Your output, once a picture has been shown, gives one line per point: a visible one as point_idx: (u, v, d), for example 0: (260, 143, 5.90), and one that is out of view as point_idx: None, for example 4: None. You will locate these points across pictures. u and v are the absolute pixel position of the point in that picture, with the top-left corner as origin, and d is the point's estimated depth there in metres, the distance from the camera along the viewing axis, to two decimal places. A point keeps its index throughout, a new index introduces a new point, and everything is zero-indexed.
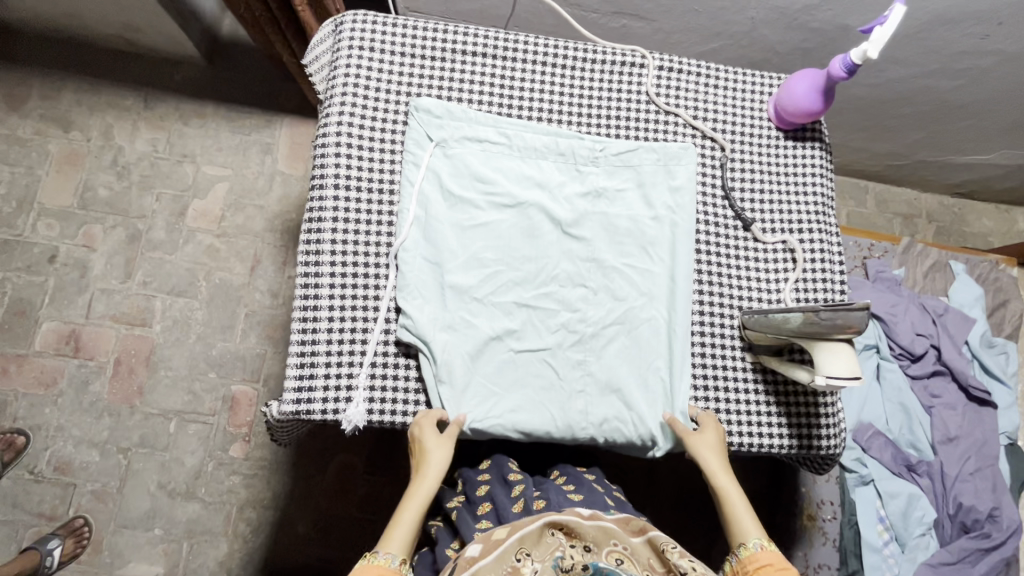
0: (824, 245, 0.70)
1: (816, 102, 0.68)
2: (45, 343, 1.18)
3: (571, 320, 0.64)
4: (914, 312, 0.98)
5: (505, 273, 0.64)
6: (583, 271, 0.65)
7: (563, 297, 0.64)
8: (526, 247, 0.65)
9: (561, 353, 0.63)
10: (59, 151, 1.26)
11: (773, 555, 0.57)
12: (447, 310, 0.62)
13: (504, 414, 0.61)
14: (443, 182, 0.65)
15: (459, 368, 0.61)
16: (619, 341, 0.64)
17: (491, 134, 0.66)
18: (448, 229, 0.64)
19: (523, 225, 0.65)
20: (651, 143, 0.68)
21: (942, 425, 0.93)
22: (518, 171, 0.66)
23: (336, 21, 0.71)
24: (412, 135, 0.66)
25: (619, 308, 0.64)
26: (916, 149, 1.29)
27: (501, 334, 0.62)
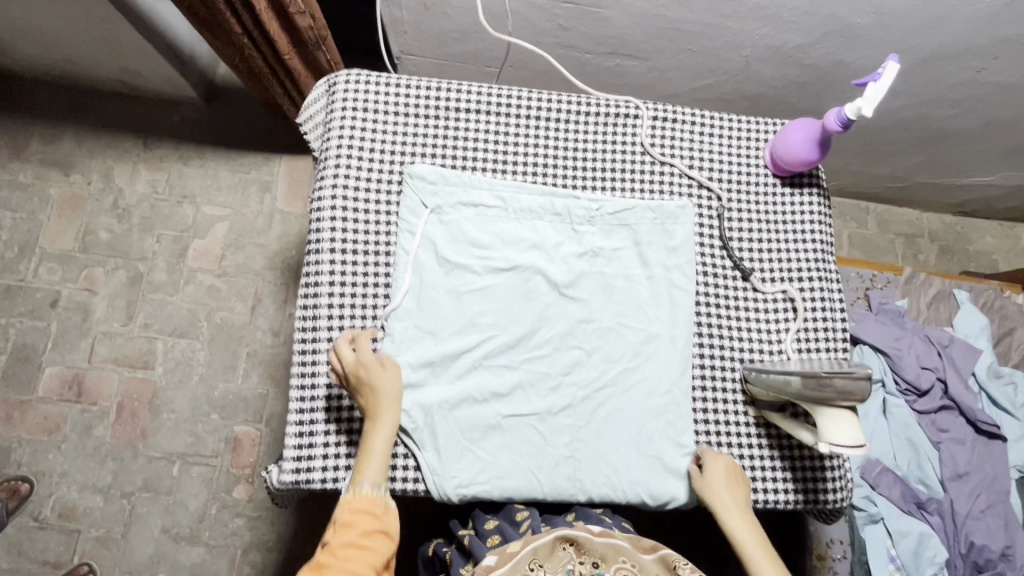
0: (825, 294, 0.69)
1: (813, 152, 0.67)
2: (49, 388, 1.19)
3: (568, 383, 0.65)
4: (919, 345, 0.97)
5: (501, 337, 0.64)
6: (579, 333, 0.66)
7: (560, 359, 0.65)
8: (522, 310, 0.65)
9: (558, 416, 0.64)
10: (60, 195, 1.27)
11: None
12: (443, 377, 0.63)
13: (491, 480, 0.62)
14: (439, 250, 0.66)
15: (452, 434, 0.62)
16: (615, 403, 0.65)
17: (486, 197, 0.67)
18: (444, 296, 0.65)
19: (519, 288, 0.66)
20: (647, 201, 0.68)
21: (951, 461, 0.92)
22: (513, 233, 0.67)
23: (329, 80, 0.71)
24: (406, 203, 0.67)
25: (614, 369, 0.65)
26: (916, 172, 1.28)
27: (494, 399, 0.63)
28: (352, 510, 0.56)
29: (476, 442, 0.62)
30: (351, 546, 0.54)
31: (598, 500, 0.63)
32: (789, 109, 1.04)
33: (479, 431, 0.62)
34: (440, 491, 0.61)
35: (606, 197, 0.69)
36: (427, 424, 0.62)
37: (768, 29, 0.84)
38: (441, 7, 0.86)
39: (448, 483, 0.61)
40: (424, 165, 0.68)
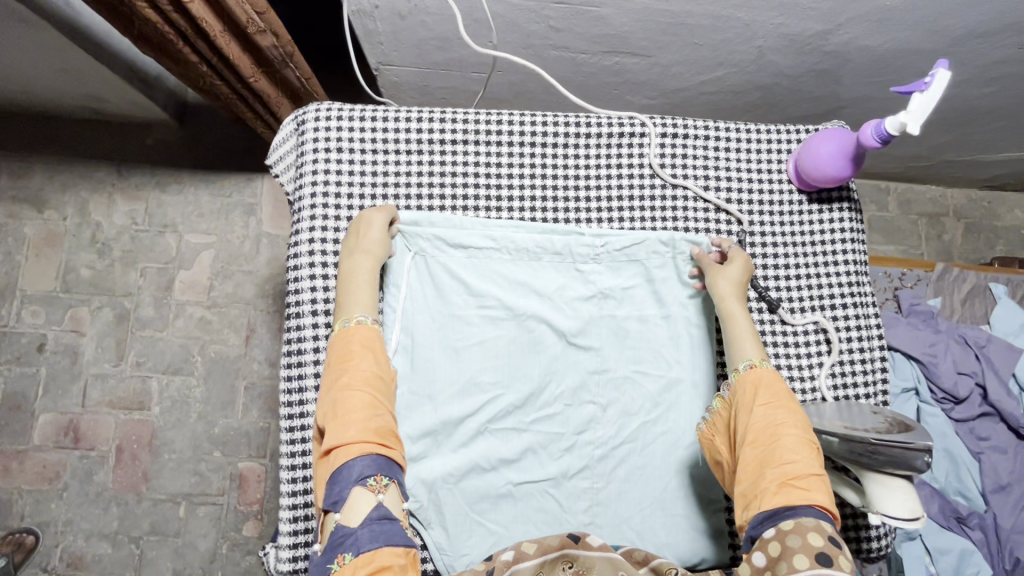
0: (860, 323, 0.63)
1: (843, 168, 0.60)
2: (44, 435, 1.15)
3: (581, 443, 0.59)
4: (955, 349, 0.91)
5: (504, 397, 0.59)
6: (592, 386, 0.60)
7: (571, 417, 0.59)
8: (526, 364, 0.60)
9: (573, 480, 0.59)
10: (36, 232, 1.20)
11: (766, 373, 0.52)
12: (440, 442, 0.58)
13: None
14: (428, 300, 0.60)
15: (460, 508, 0.57)
16: (633, 462, 0.59)
17: (478, 240, 0.61)
18: (440, 353, 0.59)
19: (522, 339, 0.60)
20: (660, 233, 0.61)
21: (993, 471, 0.87)
22: (511, 278, 0.61)
23: (298, 118, 0.64)
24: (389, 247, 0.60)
25: (631, 423, 0.59)
26: (942, 151, 1.19)
27: (501, 466, 0.58)
28: (358, 345, 0.52)
29: (484, 514, 0.57)
30: (362, 380, 0.50)
31: None
32: (806, 98, 0.95)
33: (486, 503, 0.57)
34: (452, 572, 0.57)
35: (613, 230, 0.62)
36: (433, 500, 0.57)
37: (784, 18, 0.75)
38: (418, 15, 0.77)
39: (460, 561, 0.57)
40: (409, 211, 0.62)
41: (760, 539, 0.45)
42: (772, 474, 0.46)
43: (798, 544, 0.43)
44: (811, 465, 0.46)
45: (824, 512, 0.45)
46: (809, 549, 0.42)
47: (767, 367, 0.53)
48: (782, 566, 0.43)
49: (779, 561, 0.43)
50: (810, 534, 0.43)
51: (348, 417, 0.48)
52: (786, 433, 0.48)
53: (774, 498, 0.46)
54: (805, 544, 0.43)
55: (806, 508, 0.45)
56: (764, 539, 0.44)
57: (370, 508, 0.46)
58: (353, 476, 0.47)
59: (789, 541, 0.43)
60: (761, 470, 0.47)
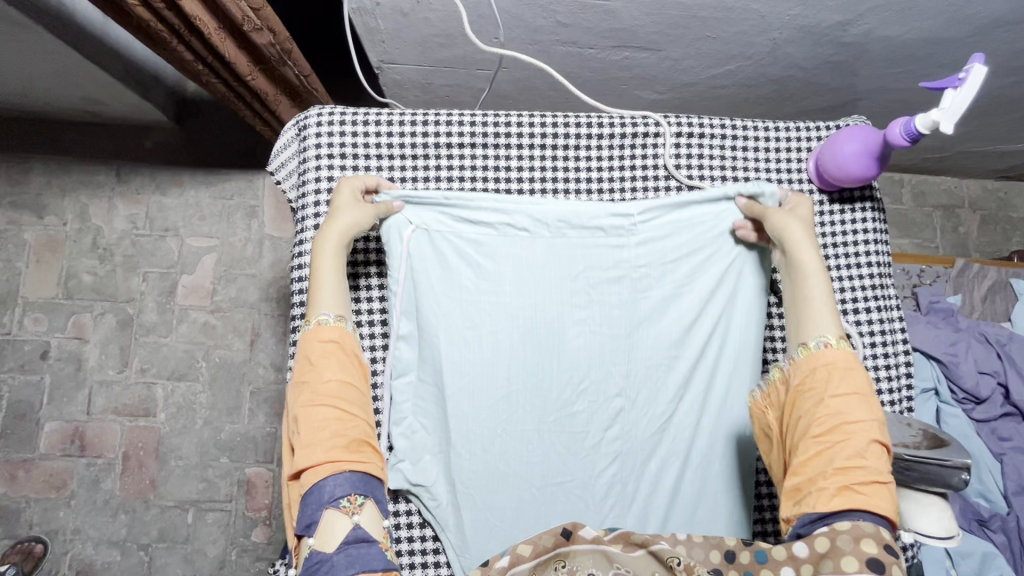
0: (884, 327, 0.61)
1: (869, 167, 0.57)
2: (50, 444, 1.14)
3: (608, 440, 0.57)
4: (976, 348, 0.88)
5: (514, 389, 0.57)
6: (618, 378, 0.58)
7: (595, 407, 0.58)
8: (545, 361, 0.58)
9: (599, 478, 0.57)
10: (35, 239, 1.19)
11: (841, 355, 0.47)
12: (452, 445, 0.57)
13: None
14: (432, 286, 0.58)
15: (476, 508, 0.56)
16: (663, 451, 0.57)
17: (490, 215, 0.58)
18: (447, 343, 0.58)
19: (540, 332, 0.58)
20: (695, 199, 0.58)
21: (1016, 473, 0.85)
22: (522, 263, 0.58)
23: (299, 122, 0.62)
24: (387, 227, 0.58)
25: (662, 415, 0.57)
26: (959, 142, 1.15)
27: (515, 464, 0.57)
28: (323, 353, 0.50)
29: (496, 515, 0.56)
30: (334, 392, 0.48)
31: None
32: (820, 91, 0.92)
33: (500, 503, 0.56)
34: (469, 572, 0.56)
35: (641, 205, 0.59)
36: (450, 498, 0.57)
37: (800, 9, 0.72)
38: (421, 11, 0.74)
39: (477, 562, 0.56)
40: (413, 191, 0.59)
41: (807, 535, 0.43)
42: (835, 472, 0.43)
43: (849, 547, 0.40)
44: (878, 470, 0.43)
45: (881, 518, 0.43)
46: (860, 553, 0.40)
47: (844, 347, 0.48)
48: (827, 565, 0.41)
49: (824, 559, 0.41)
50: (865, 540, 0.40)
51: (319, 431, 0.47)
52: (855, 430, 0.44)
53: (831, 497, 0.43)
54: (856, 549, 0.40)
55: (862, 512, 0.42)
56: (813, 535, 0.42)
57: (347, 531, 0.45)
58: (325, 498, 0.46)
59: (838, 541, 0.41)
60: (821, 465, 0.44)
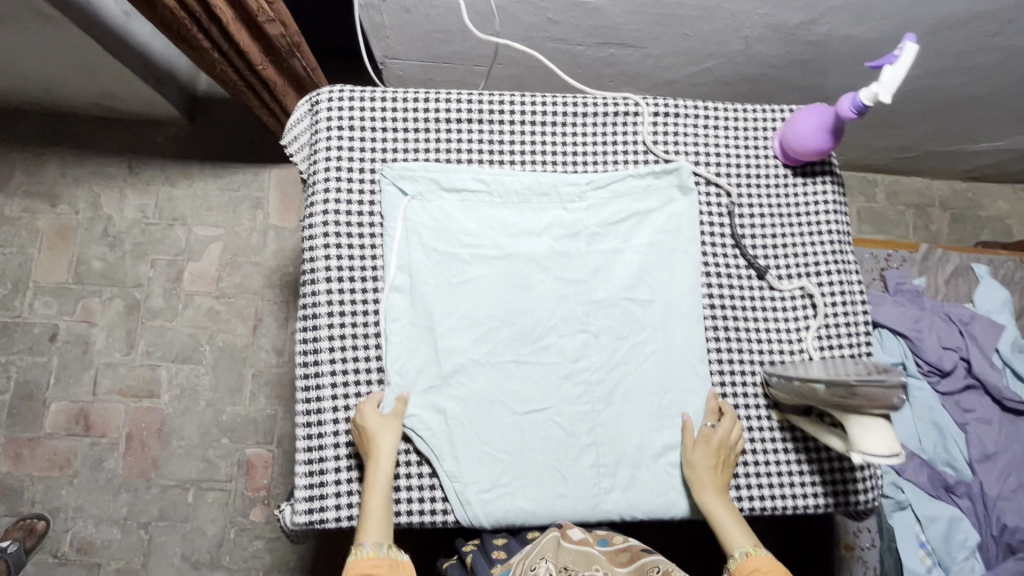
0: (844, 287, 0.66)
1: (824, 141, 0.64)
2: (55, 423, 1.17)
3: (577, 370, 0.63)
4: (939, 325, 0.94)
5: (500, 330, 0.63)
6: (583, 315, 0.64)
7: (565, 346, 0.63)
8: (519, 300, 0.63)
9: (574, 405, 0.62)
10: (48, 226, 1.24)
11: (762, 560, 0.58)
12: (444, 377, 0.61)
13: (512, 482, 0.60)
14: (425, 240, 0.64)
15: (469, 440, 0.60)
16: (627, 384, 0.63)
17: (470, 181, 0.65)
18: (438, 291, 0.63)
19: (514, 276, 0.64)
20: (638, 169, 0.67)
21: (978, 442, 0.90)
22: (501, 219, 0.65)
23: (312, 99, 0.68)
24: (385, 195, 0.65)
25: (622, 347, 0.64)
26: (925, 142, 1.23)
27: (502, 399, 0.61)
28: (354, 572, 0.56)
29: (485, 444, 0.60)
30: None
31: (622, 514, 0.61)
32: (792, 88, 1.00)
33: (489, 434, 0.61)
34: (463, 499, 0.60)
35: (595, 172, 0.67)
36: (444, 432, 0.61)
37: (768, 8, 0.80)
38: (423, 9, 0.82)
39: (470, 489, 0.60)
40: (408, 161, 0.66)
41: None
42: None
43: None
44: None
45: None
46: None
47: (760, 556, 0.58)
48: None
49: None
50: None
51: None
52: None
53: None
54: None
55: None
56: None
57: None
58: None
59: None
60: None
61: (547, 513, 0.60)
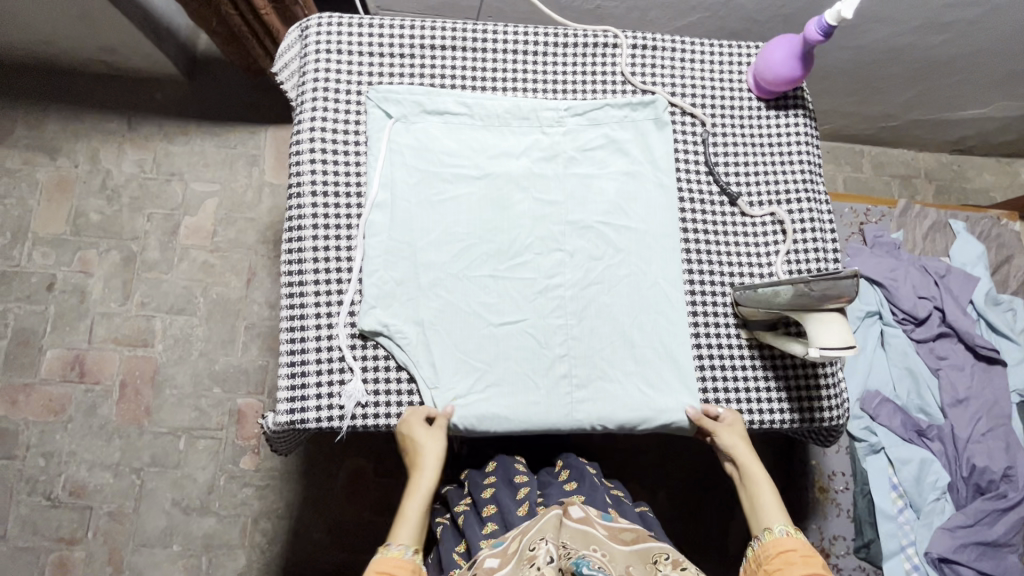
0: (813, 214, 0.69)
1: (795, 69, 0.66)
2: (51, 369, 1.20)
3: (550, 288, 0.65)
4: (915, 275, 0.97)
5: (478, 248, 0.65)
6: (558, 235, 0.66)
7: (541, 265, 0.65)
8: (497, 220, 0.65)
9: (546, 320, 0.64)
10: (48, 179, 1.26)
11: (798, 542, 0.58)
12: (422, 290, 0.63)
13: (487, 390, 0.62)
14: (407, 159, 0.66)
15: (445, 349, 0.62)
16: (599, 303, 0.65)
17: (452, 105, 0.67)
18: (418, 208, 0.65)
19: (493, 197, 0.66)
20: (616, 101, 0.68)
21: (951, 387, 0.92)
22: (482, 141, 0.67)
23: (302, 25, 0.70)
24: (370, 116, 0.66)
25: (597, 269, 0.66)
26: (909, 109, 1.26)
27: (478, 311, 0.64)
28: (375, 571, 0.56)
29: (460, 355, 0.62)
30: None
31: (594, 424, 0.63)
32: None
33: (464, 345, 0.63)
34: (438, 406, 0.62)
35: (575, 101, 0.69)
36: (421, 342, 0.63)
37: None
38: None
39: (443, 398, 0.62)
40: (394, 85, 0.68)
41: None
42: None
43: None
44: None
45: None
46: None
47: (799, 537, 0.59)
48: None
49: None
50: None
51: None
52: None
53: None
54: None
55: None
56: None
57: None
58: None
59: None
60: None
61: (519, 420, 0.62)
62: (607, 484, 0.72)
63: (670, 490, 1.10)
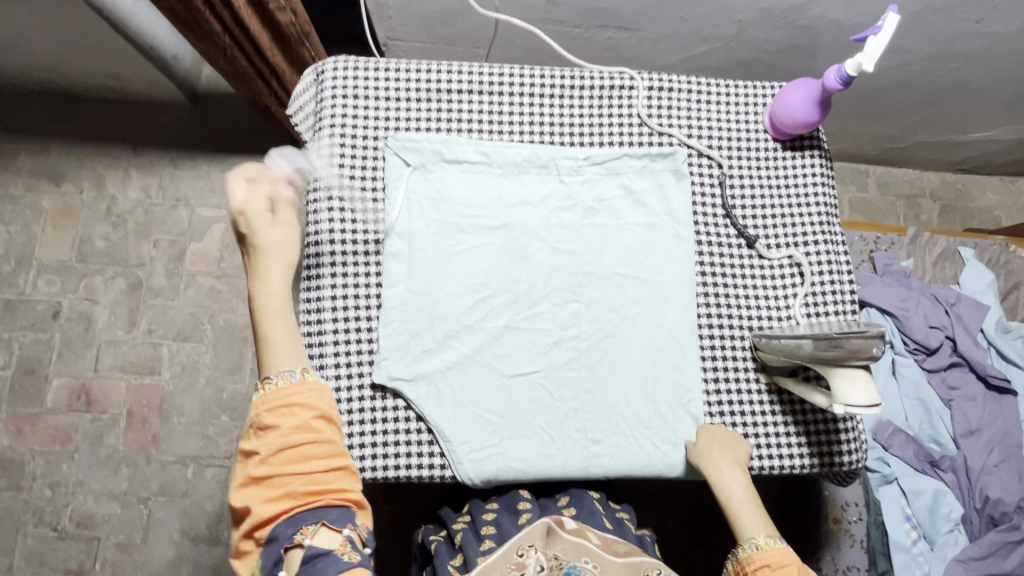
0: (830, 257, 0.69)
1: (813, 113, 0.66)
2: (57, 399, 1.19)
3: (566, 338, 0.65)
4: (926, 305, 0.97)
5: (495, 296, 0.64)
6: (575, 285, 0.66)
7: (557, 314, 0.65)
8: (515, 267, 0.65)
9: (564, 370, 0.64)
10: (53, 206, 1.25)
11: (776, 556, 0.57)
12: (439, 341, 0.63)
13: (503, 442, 0.62)
14: (425, 209, 0.65)
15: (465, 400, 0.62)
16: (615, 354, 0.65)
17: (470, 153, 0.67)
18: (435, 258, 0.65)
19: (511, 246, 0.66)
20: (635, 150, 0.68)
21: (963, 417, 0.92)
22: (500, 188, 0.67)
23: (317, 69, 0.69)
24: (388, 165, 0.66)
25: (614, 319, 0.65)
26: (915, 132, 1.26)
27: (494, 361, 0.63)
28: (267, 411, 0.50)
29: (479, 406, 0.62)
30: (284, 446, 0.48)
31: (613, 475, 0.63)
32: (785, 75, 1.02)
33: (483, 395, 0.62)
34: (455, 459, 0.61)
35: (593, 148, 0.69)
36: (439, 393, 0.62)
37: None
38: None
39: (463, 451, 0.61)
40: (413, 131, 0.67)
41: None
42: None
43: None
44: None
45: None
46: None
47: (774, 547, 0.58)
48: None
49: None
50: None
51: (273, 487, 0.48)
52: None
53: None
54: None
55: None
56: None
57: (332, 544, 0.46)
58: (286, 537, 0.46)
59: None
60: None
61: (537, 472, 0.62)
62: (612, 508, 0.69)
63: (678, 513, 1.10)
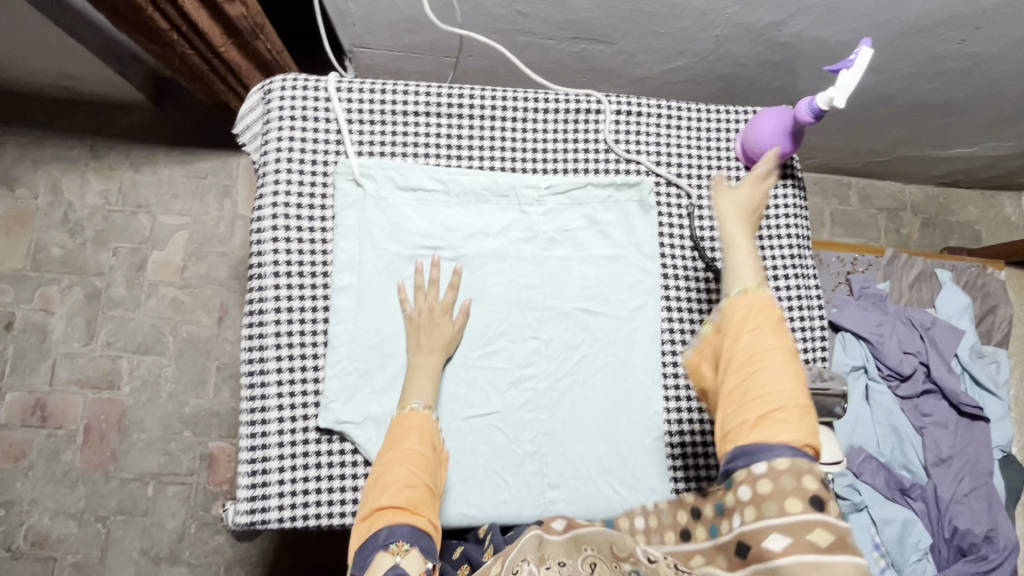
0: (800, 292, 0.67)
1: (784, 144, 0.63)
2: (11, 414, 1.14)
3: (524, 378, 0.62)
4: (901, 329, 0.95)
5: None
6: (534, 322, 0.63)
7: (515, 352, 0.62)
8: (472, 302, 0.62)
9: (520, 412, 0.61)
10: (6, 211, 1.20)
11: (760, 299, 0.45)
12: (389, 381, 0.60)
13: (455, 488, 0.59)
14: (376, 240, 0.62)
15: None
16: (574, 394, 0.62)
17: (426, 180, 0.63)
18: (387, 292, 0.61)
19: (467, 280, 0.62)
20: (600, 178, 0.65)
21: (934, 445, 0.91)
22: (457, 218, 0.63)
23: (265, 87, 0.65)
24: (338, 192, 0.62)
25: (574, 357, 0.63)
26: (897, 147, 1.24)
27: (447, 401, 0.60)
28: (410, 423, 0.53)
29: None
30: (414, 454, 0.51)
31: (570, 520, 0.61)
32: (766, 90, 0.99)
33: None
34: None
35: (556, 175, 0.66)
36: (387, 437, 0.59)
37: (738, 7, 0.78)
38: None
39: None
40: (365, 156, 0.64)
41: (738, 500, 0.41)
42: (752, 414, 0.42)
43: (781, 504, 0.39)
44: (795, 394, 0.41)
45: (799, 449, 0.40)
46: (802, 492, 0.39)
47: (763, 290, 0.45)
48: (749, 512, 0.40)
49: (768, 500, 0.40)
50: (805, 477, 0.39)
51: (392, 486, 0.49)
52: (769, 365, 0.42)
53: (750, 432, 0.41)
54: (802, 536, 0.38)
55: (781, 446, 0.40)
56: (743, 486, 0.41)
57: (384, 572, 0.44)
58: (379, 541, 0.46)
59: (781, 482, 0.39)
60: (739, 400, 0.42)
61: (490, 518, 0.59)
62: None
63: None
